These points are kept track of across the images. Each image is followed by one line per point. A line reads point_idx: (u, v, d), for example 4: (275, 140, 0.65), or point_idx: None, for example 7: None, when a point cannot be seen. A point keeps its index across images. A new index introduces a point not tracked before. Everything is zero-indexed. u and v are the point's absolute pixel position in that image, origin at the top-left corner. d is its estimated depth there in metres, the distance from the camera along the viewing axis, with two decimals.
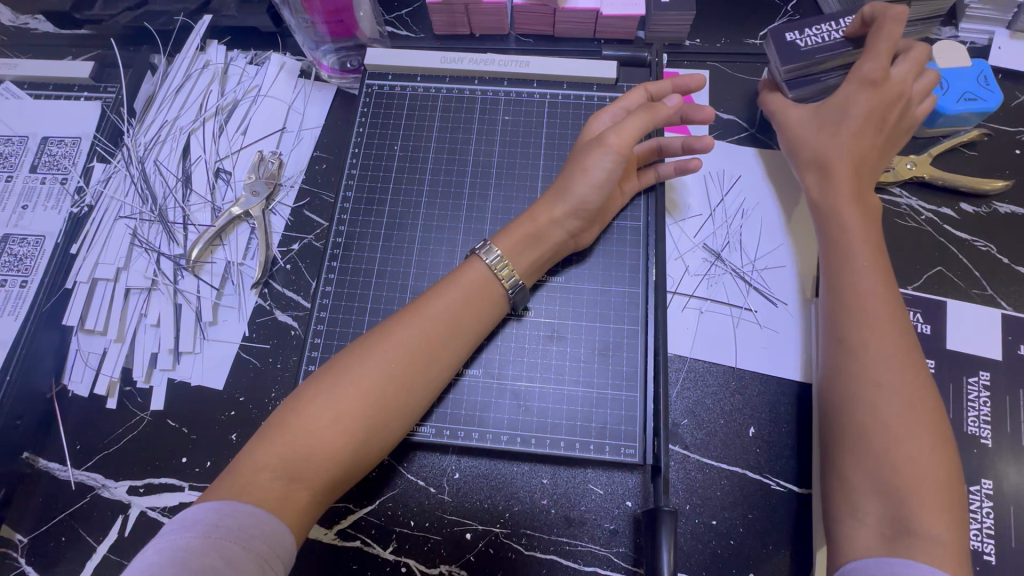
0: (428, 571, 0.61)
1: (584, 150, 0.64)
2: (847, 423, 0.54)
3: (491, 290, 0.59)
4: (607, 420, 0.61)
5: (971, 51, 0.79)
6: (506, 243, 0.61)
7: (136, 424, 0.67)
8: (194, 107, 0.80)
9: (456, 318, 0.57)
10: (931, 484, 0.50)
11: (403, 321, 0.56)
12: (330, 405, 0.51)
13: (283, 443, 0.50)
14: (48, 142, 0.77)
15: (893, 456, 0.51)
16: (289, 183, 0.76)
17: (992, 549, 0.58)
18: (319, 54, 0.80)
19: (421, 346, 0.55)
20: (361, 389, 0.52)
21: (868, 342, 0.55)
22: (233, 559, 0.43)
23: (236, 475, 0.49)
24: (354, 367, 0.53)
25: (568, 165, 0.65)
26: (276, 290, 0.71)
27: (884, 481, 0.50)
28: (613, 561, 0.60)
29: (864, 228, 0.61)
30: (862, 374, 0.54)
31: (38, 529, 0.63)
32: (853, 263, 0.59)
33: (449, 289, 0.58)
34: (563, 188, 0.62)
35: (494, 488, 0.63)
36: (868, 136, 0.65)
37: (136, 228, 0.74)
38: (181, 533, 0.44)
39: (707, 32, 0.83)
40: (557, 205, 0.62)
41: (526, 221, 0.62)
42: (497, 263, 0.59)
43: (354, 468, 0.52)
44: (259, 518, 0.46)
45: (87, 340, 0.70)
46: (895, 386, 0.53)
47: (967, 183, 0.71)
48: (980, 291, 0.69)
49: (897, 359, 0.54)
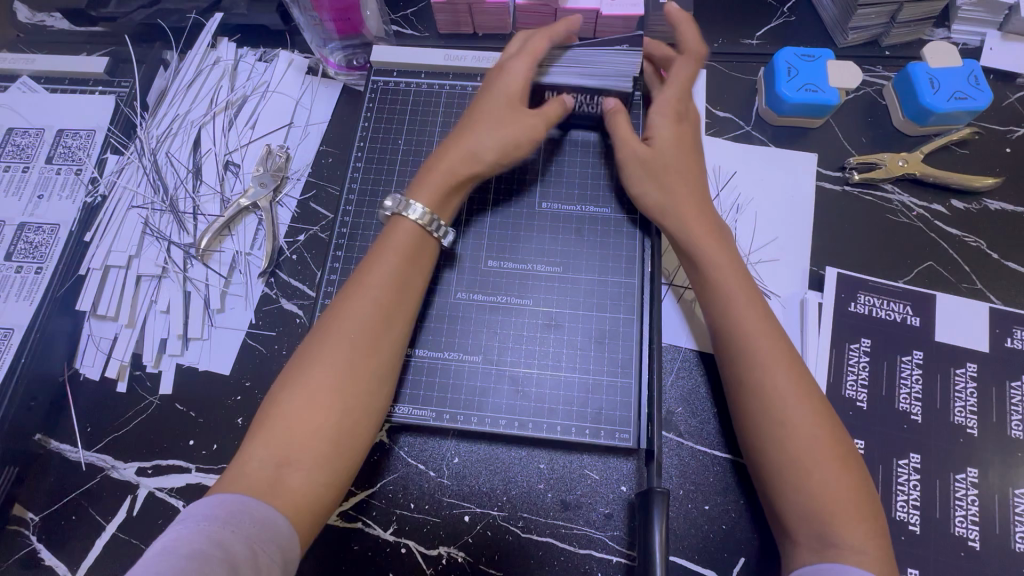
0: (428, 552, 0.62)
1: (506, 105, 0.64)
2: (755, 440, 0.54)
3: (421, 242, 0.61)
4: (602, 406, 0.63)
5: (963, 52, 0.81)
6: (421, 192, 0.61)
7: (145, 408, 0.69)
8: (205, 102, 0.82)
9: (401, 282, 0.58)
10: (845, 490, 0.50)
11: (350, 296, 0.57)
12: (299, 389, 0.52)
13: (267, 435, 0.51)
14: (64, 134, 0.80)
15: (806, 469, 0.51)
16: (296, 176, 0.78)
17: (976, 536, 0.59)
18: (327, 51, 0.82)
19: (374, 313, 0.56)
20: (327, 365, 0.53)
21: (756, 362, 0.55)
22: (224, 543, 0.43)
23: (230, 470, 0.50)
24: (318, 349, 0.54)
25: (477, 118, 0.64)
26: (282, 279, 0.73)
27: (803, 495, 0.51)
28: (607, 544, 0.62)
29: (724, 262, 0.60)
30: (766, 412, 0.54)
31: (51, 508, 0.65)
32: (728, 300, 0.58)
33: (383, 257, 0.59)
34: (475, 141, 0.63)
35: (492, 472, 0.65)
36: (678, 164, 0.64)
37: (148, 218, 0.76)
38: (174, 527, 0.44)
39: (705, 32, 0.84)
40: (474, 160, 0.63)
41: (439, 169, 0.62)
42: (422, 216, 0.60)
43: (348, 445, 0.53)
44: (248, 504, 0.46)
45: (99, 325, 0.72)
46: (782, 396, 0.54)
47: (958, 180, 0.73)
48: (969, 285, 0.70)
49: (792, 389, 0.54)
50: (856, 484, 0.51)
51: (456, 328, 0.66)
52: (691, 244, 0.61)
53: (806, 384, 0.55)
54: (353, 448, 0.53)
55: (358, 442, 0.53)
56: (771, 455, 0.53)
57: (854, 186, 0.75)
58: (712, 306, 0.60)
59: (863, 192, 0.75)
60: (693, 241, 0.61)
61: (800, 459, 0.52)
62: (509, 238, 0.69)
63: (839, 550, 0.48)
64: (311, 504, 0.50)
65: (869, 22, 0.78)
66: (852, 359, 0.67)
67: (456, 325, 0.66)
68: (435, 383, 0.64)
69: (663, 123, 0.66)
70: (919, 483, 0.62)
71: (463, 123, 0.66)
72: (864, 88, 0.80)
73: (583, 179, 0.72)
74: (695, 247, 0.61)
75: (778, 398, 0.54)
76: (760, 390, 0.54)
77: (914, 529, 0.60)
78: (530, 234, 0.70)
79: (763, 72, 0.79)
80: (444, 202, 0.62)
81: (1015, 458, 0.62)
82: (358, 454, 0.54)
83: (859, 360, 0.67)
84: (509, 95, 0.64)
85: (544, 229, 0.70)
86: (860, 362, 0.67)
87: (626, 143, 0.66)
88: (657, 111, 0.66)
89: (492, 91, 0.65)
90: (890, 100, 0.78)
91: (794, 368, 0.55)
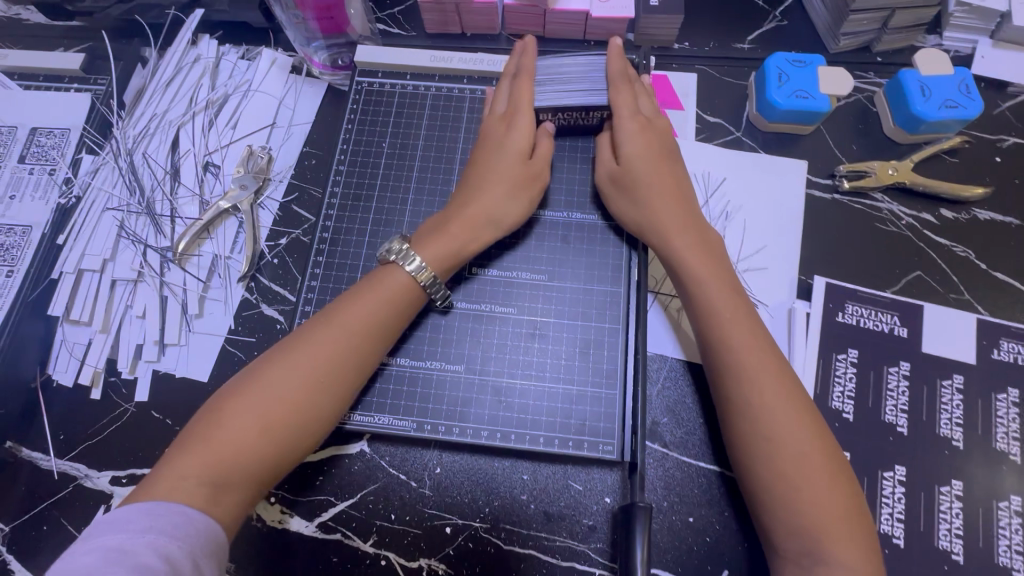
0: (408, 564, 0.61)
1: (510, 167, 0.64)
2: (745, 456, 0.54)
3: (413, 297, 0.59)
4: (587, 416, 0.62)
5: (954, 59, 0.80)
6: (427, 249, 0.60)
7: (119, 415, 0.67)
8: (184, 101, 0.80)
9: (380, 330, 0.57)
10: (838, 514, 0.50)
11: (326, 333, 0.55)
12: (253, 415, 0.51)
13: (205, 450, 0.50)
14: (37, 132, 0.77)
15: (797, 488, 0.51)
16: (278, 178, 0.76)
17: (960, 549, 0.59)
18: (311, 50, 0.80)
19: (346, 358, 0.55)
20: (287, 400, 0.52)
21: (746, 378, 0.54)
22: (170, 558, 0.43)
23: (160, 479, 0.49)
24: (279, 371, 0.53)
25: (487, 180, 0.63)
26: (263, 283, 0.72)
27: (794, 514, 0.50)
28: (590, 557, 0.61)
29: (712, 275, 0.59)
30: (755, 428, 0.53)
31: (21, 518, 0.63)
32: (716, 315, 0.57)
33: (369, 302, 0.57)
34: (490, 208, 0.62)
35: (475, 483, 0.64)
36: (662, 179, 0.63)
37: (123, 220, 0.74)
38: (112, 535, 0.44)
39: (696, 36, 0.83)
40: (488, 226, 0.63)
41: (443, 232, 0.61)
42: (421, 273, 0.59)
43: (283, 471, 0.53)
44: (193, 517, 0.47)
45: (72, 331, 0.70)
46: (773, 415, 0.53)
47: (947, 189, 0.73)
48: (957, 295, 0.70)
49: (783, 405, 0.53)
50: (848, 503, 0.51)
51: (439, 337, 0.65)
52: (683, 256, 0.60)
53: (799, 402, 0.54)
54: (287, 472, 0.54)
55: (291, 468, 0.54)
56: (759, 472, 0.52)
57: (844, 194, 0.75)
58: (698, 320, 0.59)
59: (852, 201, 0.74)
60: (683, 252, 0.60)
61: (792, 478, 0.51)
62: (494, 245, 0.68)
63: (828, 568, 0.48)
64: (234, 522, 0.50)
65: (861, 27, 0.77)
66: (839, 370, 0.66)
67: (439, 333, 0.65)
68: (417, 393, 0.63)
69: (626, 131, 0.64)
70: (903, 496, 0.61)
71: (467, 182, 0.64)
72: (856, 94, 0.80)
73: (570, 184, 0.71)
74: (683, 263, 0.60)
75: (768, 416, 0.53)
76: (750, 406, 0.54)
77: (899, 542, 0.60)
78: (516, 241, 0.68)
79: (754, 77, 0.79)
80: (449, 264, 0.61)
81: (1000, 470, 0.62)
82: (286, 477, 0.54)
83: (845, 371, 0.66)
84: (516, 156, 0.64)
85: (530, 236, 0.69)
86: (847, 373, 0.66)
87: (602, 167, 0.66)
88: (619, 119, 0.64)
89: (500, 153, 0.64)
90: (882, 107, 0.77)
91: (784, 386, 0.54)
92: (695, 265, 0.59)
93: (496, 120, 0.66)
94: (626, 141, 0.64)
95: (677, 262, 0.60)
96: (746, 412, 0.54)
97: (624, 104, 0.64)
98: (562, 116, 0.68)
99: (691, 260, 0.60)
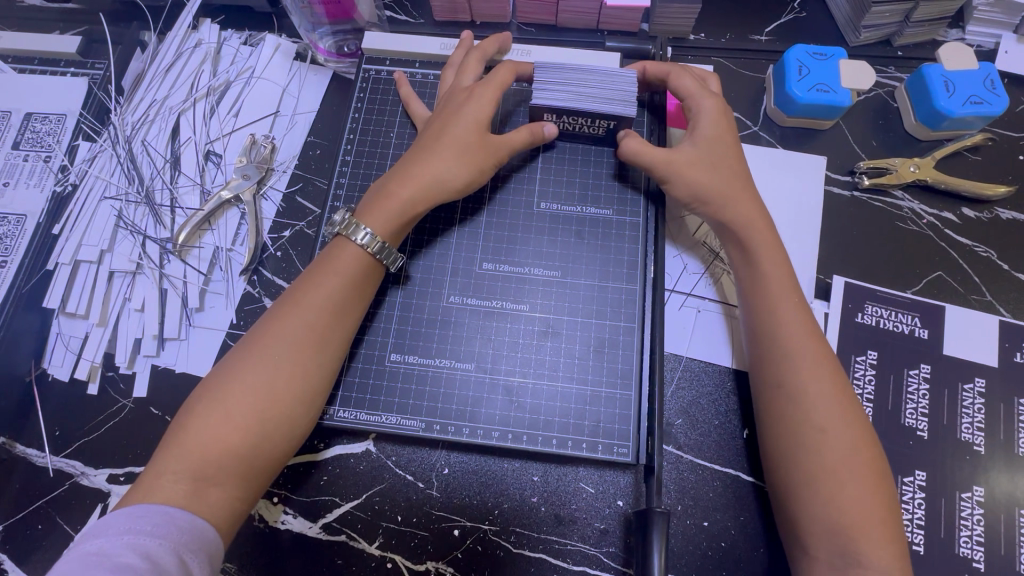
0: (415, 567, 0.60)
1: (461, 132, 0.60)
2: (788, 449, 0.53)
3: (369, 269, 0.57)
4: (601, 418, 0.60)
5: (977, 54, 0.78)
6: (373, 215, 0.57)
7: (117, 411, 0.65)
8: (185, 87, 0.77)
9: (341, 305, 0.55)
10: (878, 513, 0.49)
11: (284, 315, 0.53)
12: (218, 408, 0.49)
13: (178, 446, 0.48)
14: (32, 118, 0.75)
15: (841, 484, 0.50)
16: (282, 168, 0.74)
17: (981, 557, 0.58)
18: (316, 36, 0.77)
19: (308, 337, 0.53)
20: (250, 386, 0.50)
21: (802, 369, 0.54)
22: (151, 555, 0.42)
23: (144, 479, 0.47)
24: (246, 362, 0.51)
25: (440, 145, 0.59)
26: (266, 277, 0.69)
27: (833, 514, 0.49)
28: (602, 561, 0.59)
29: (770, 261, 0.59)
30: (803, 419, 0.52)
31: (15, 517, 0.61)
32: (772, 301, 0.57)
33: (325, 279, 0.55)
34: (434, 171, 0.59)
35: (484, 484, 0.62)
36: (729, 159, 0.62)
37: (121, 210, 0.72)
38: (94, 539, 0.42)
39: (712, 27, 0.81)
40: (432, 189, 0.59)
41: (388, 192, 0.58)
42: (370, 242, 0.56)
43: (264, 462, 0.50)
44: (175, 515, 0.45)
45: (68, 324, 0.68)
46: (822, 406, 0.52)
47: (970, 187, 0.70)
48: (979, 297, 0.68)
49: (835, 397, 0.53)
50: (887, 502, 0.50)
51: (449, 334, 0.63)
52: (753, 237, 0.60)
53: (850, 398, 0.53)
54: (273, 463, 0.51)
55: (275, 458, 0.51)
56: (801, 467, 0.51)
57: (863, 191, 0.73)
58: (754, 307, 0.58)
59: (872, 198, 0.73)
60: (757, 232, 0.60)
61: (835, 474, 0.50)
62: (505, 240, 0.66)
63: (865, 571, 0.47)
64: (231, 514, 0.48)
65: (882, 20, 0.75)
66: (858, 372, 0.65)
67: (450, 330, 0.63)
68: (425, 391, 0.61)
69: (706, 106, 0.63)
70: (924, 502, 0.60)
71: (417, 146, 0.61)
72: (876, 89, 0.78)
73: (585, 178, 0.68)
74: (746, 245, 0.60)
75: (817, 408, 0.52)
76: (803, 397, 0.53)
77: (919, 549, 0.58)
78: (528, 235, 0.66)
79: (773, 70, 0.76)
80: (397, 228, 0.58)
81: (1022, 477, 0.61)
82: (273, 469, 0.51)
83: (864, 373, 0.65)
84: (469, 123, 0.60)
85: (542, 231, 0.67)
86: (866, 376, 0.64)
87: (664, 154, 0.62)
88: (698, 96, 0.64)
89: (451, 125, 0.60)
90: (903, 102, 0.75)
91: (837, 379, 0.54)
92: (764, 252, 0.59)
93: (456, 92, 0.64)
94: (706, 116, 0.63)
95: (748, 243, 0.60)
96: (797, 404, 0.53)
97: (695, 85, 0.65)
98: (568, 121, 0.65)
99: (755, 246, 0.59)
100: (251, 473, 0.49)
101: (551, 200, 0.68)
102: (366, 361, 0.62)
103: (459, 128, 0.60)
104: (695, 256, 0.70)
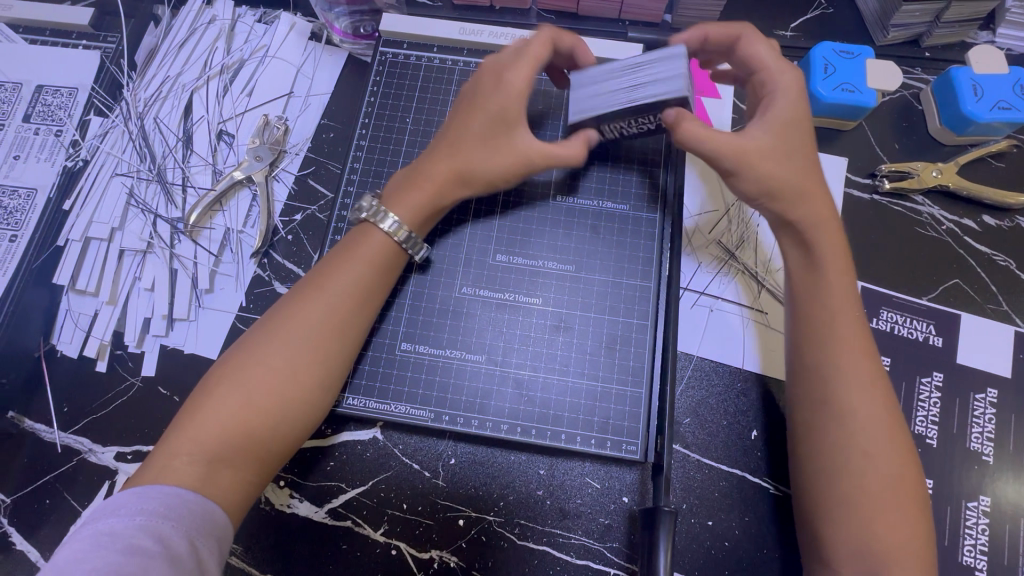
0: (419, 555, 0.60)
1: (495, 127, 0.58)
2: (824, 468, 0.52)
3: (393, 256, 0.57)
4: (610, 414, 0.60)
5: (1007, 58, 0.76)
6: (401, 205, 0.57)
7: (125, 390, 0.65)
8: (198, 63, 0.76)
9: (362, 292, 0.55)
10: (910, 545, 0.49)
11: (306, 297, 0.53)
12: (238, 389, 0.49)
13: (195, 427, 0.47)
14: (43, 91, 0.74)
15: (880, 511, 0.50)
16: (295, 150, 0.73)
17: (983, 565, 0.58)
18: (332, 16, 0.75)
19: (329, 323, 0.53)
20: (272, 370, 0.50)
21: (855, 388, 0.53)
22: (165, 538, 0.42)
23: (157, 459, 0.47)
24: (267, 348, 0.51)
25: (466, 147, 0.58)
26: (276, 260, 0.69)
27: (864, 539, 0.49)
28: (605, 556, 0.59)
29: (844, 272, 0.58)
30: (853, 439, 0.52)
31: (23, 490, 0.62)
32: (837, 316, 0.56)
33: (350, 263, 0.55)
34: (466, 164, 0.58)
35: (489, 475, 0.62)
36: (806, 149, 0.58)
37: (133, 188, 0.71)
38: (107, 518, 0.42)
39: (736, 20, 0.79)
40: (462, 183, 0.59)
41: (417, 183, 0.58)
42: (395, 230, 0.56)
43: (279, 447, 0.50)
44: (188, 499, 0.45)
45: (78, 300, 0.68)
46: (867, 432, 0.52)
47: (991, 195, 0.70)
48: (994, 306, 0.67)
49: (884, 426, 0.52)
50: (919, 530, 0.50)
51: (459, 324, 0.63)
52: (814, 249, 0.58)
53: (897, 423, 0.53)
54: (286, 449, 0.51)
55: (289, 444, 0.51)
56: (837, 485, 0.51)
57: (883, 194, 0.72)
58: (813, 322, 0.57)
59: (892, 202, 0.72)
60: (823, 243, 0.58)
61: (869, 497, 0.50)
62: (519, 233, 0.65)
63: None
64: (244, 497, 0.49)
65: (912, 20, 0.73)
66: None
67: (461, 322, 0.63)
68: (435, 381, 0.61)
69: (780, 89, 0.58)
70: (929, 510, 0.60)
71: (445, 135, 0.61)
72: (901, 90, 0.76)
73: (610, 175, 0.67)
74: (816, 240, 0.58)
75: (863, 427, 0.52)
76: (850, 414, 0.53)
77: None
78: (543, 229, 0.66)
79: (796, 67, 0.75)
80: (423, 218, 0.58)
81: None
82: (286, 454, 0.51)
83: None
84: (503, 118, 0.57)
85: (557, 224, 0.66)
86: None
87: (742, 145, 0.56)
88: (774, 72, 0.58)
89: (473, 131, 0.58)
90: (928, 104, 0.74)
91: (885, 396, 0.54)
92: (831, 255, 0.57)
93: (490, 72, 0.59)
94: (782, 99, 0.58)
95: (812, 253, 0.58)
96: (842, 420, 0.53)
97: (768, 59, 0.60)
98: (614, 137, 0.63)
99: (827, 257, 0.58)
100: (265, 456, 0.49)
101: (567, 192, 0.67)
102: (377, 349, 0.62)
103: (495, 119, 0.57)
104: (708, 255, 0.70)
